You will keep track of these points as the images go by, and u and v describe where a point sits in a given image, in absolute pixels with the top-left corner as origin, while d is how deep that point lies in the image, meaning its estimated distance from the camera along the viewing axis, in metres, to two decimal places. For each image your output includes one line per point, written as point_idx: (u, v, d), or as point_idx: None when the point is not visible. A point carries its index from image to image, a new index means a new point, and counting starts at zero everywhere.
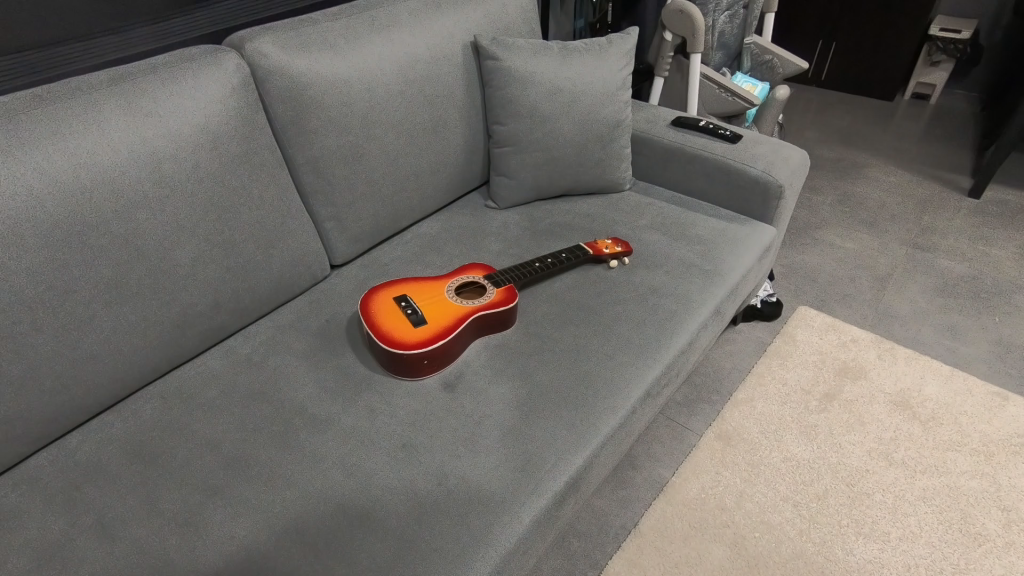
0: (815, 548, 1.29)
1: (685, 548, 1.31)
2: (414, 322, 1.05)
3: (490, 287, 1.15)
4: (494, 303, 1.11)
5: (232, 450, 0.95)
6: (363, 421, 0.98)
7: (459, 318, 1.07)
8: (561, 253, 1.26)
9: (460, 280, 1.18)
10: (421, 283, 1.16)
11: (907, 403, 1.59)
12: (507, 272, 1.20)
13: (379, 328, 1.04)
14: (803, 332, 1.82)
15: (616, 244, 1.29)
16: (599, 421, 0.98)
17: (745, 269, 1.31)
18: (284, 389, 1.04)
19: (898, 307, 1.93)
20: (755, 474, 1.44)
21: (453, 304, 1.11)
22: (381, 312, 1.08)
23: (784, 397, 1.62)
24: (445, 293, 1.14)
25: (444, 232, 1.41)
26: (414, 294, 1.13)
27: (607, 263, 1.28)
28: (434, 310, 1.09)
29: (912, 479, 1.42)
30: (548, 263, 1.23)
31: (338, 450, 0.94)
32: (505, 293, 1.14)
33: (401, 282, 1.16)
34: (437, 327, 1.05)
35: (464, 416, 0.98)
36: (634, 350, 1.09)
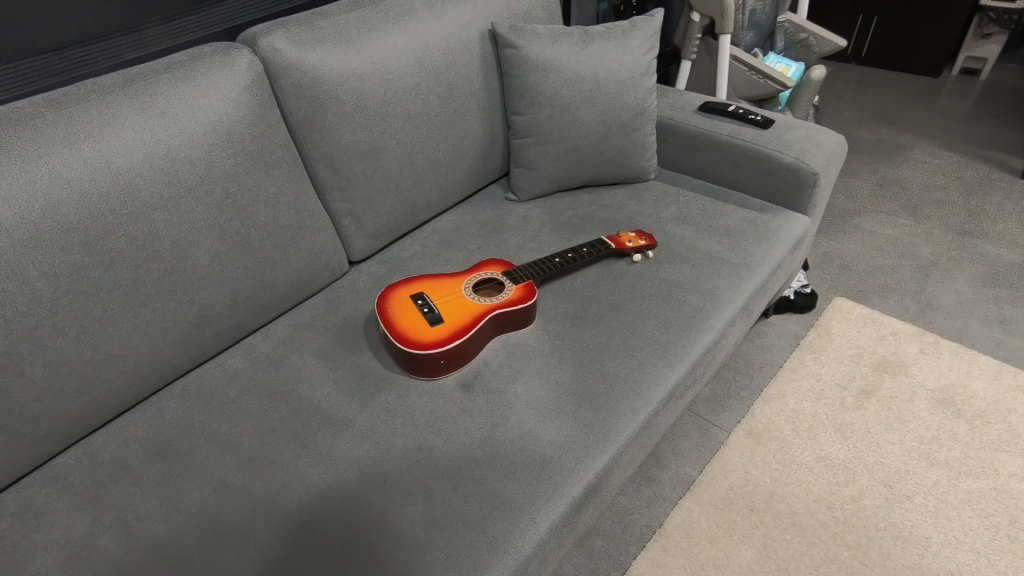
0: (849, 551, 1.24)
1: (713, 549, 1.27)
2: (430, 321, 1.03)
3: (508, 283, 1.12)
4: (512, 301, 1.08)
5: (250, 450, 0.95)
6: (380, 421, 0.97)
7: (476, 317, 1.05)
8: (583, 247, 1.22)
9: (479, 277, 1.15)
10: (438, 281, 1.14)
11: (951, 401, 1.51)
12: (527, 268, 1.17)
13: (395, 327, 1.03)
14: (839, 325, 1.74)
15: (639, 237, 1.25)
16: (620, 424, 0.94)
17: (776, 262, 1.25)
18: (302, 388, 1.04)
19: (942, 298, 1.83)
20: (786, 474, 1.39)
21: (471, 302, 1.08)
22: (397, 310, 1.07)
23: (818, 394, 1.56)
24: (463, 290, 1.11)
25: (462, 226, 1.39)
26: (431, 292, 1.11)
27: (630, 258, 1.24)
28: (451, 309, 1.07)
29: (956, 481, 1.34)
30: (569, 259, 1.20)
31: (355, 451, 0.93)
32: (524, 290, 1.11)
33: (418, 280, 1.14)
34: (454, 326, 1.03)
35: (481, 417, 0.96)
36: (657, 349, 1.05)
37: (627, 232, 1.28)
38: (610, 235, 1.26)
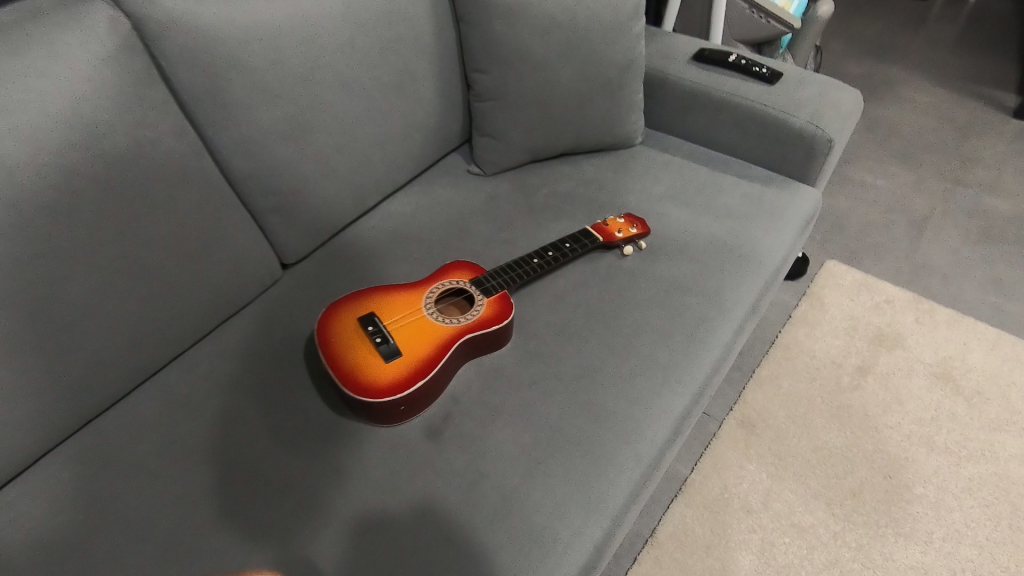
0: (851, 554, 1.17)
1: (709, 558, 1.18)
2: (384, 356, 0.84)
3: (479, 296, 0.93)
4: (485, 322, 0.89)
5: (167, 532, 0.76)
6: (330, 486, 0.79)
7: (443, 345, 0.86)
8: (565, 242, 1.03)
9: (443, 288, 0.95)
10: (392, 295, 0.93)
11: (949, 376, 1.43)
12: (500, 274, 0.97)
13: (341, 367, 0.83)
14: (832, 293, 1.62)
15: (630, 223, 1.06)
16: (622, 474, 0.79)
17: (786, 249, 1.09)
18: (230, 443, 0.84)
19: (936, 257, 1.72)
20: (783, 468, 1.30)
21: (434, 324, 0.89)
22: (343, 341, 0.87)
23: (813, 373, 1.45)
24: (423, 308, 0.92)
25: (418, 212, 1.16)
26: (385, 312, 0.91)
27: (620, 250, 1.05)
28: (411, 335, 0.87)
29: (957, 467, 1.28)
30: (549, 258, 1.00)
31: (299, 524, 0.76)
32: (498, 305, 0.92)
33: (367, 296, 0.93)
34: (415, 360, 0.84)
35: (454, 475, 0.79)
36: (659, 372, 0.89)
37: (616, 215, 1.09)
38: (597, 221, 1.07)
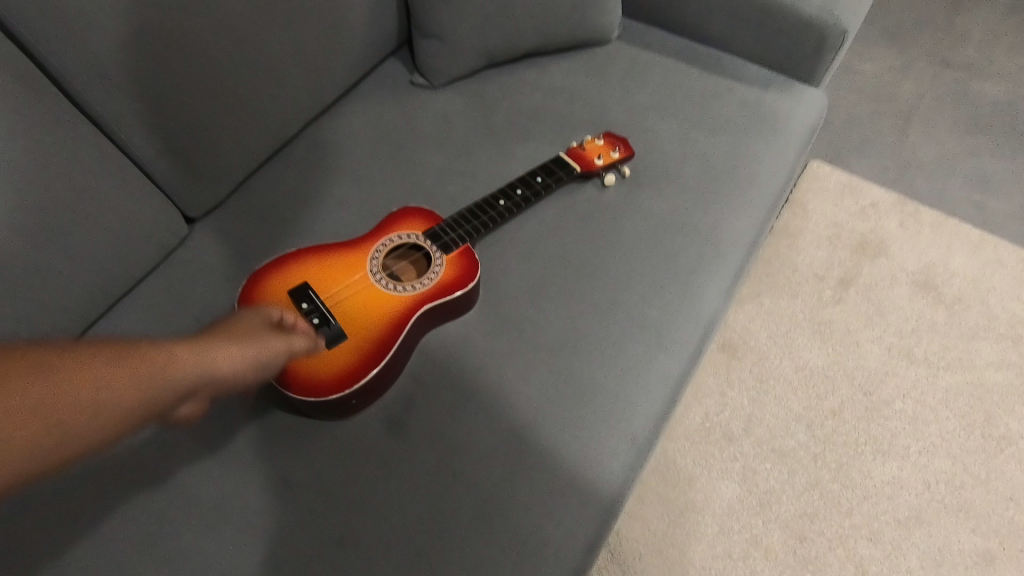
0: (831, 475, 1.17)
1: (691, 490, 1.16)
2: (325, 341, 0.72)
3: (436, 253, 0.82)
4: (445, 287, 0.78)
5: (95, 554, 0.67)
6: (282, 495, 0.70)
7: (397, 321, 0.75)
8: (535, 176, 0.90)
9: (389, 247, 0.82)
10: (328, 262, 0.80)
11: (930, 283, 1.38)
12: (459, 224, 0.84)
13: None
14: (815, 199, 1.51)
15: (611, 145, 0.92)
16: (615, 455, 0.73)
17: (788, 168, 0.95)
18: (155, 446, 0.72)
19: (922, 153, 1.61)
20: (764, 392, 1.26)
21: (384, 295, 0.78)
22: None
23: (795, 289, 1.38)
24: (369, 274, 0.79)
25: (352, 140, 0.96)
26: (321, 285, 0.78)
27: (600, 180, 0.91)
28: (357, 312, 0.76)
29: (935, 378, 1.26)
30: (516, 201, 0.87)
31: (254, 535, 0.68)
32: (459, 264, 0.81)
33: (298, 265, 0.79)
34: (364, 345, 0.73)
35: (425, 470, 0.71)
36: (652, 335, 0.80)
37: (595, 136, 0.93)
38: (572, 146, 0.92)
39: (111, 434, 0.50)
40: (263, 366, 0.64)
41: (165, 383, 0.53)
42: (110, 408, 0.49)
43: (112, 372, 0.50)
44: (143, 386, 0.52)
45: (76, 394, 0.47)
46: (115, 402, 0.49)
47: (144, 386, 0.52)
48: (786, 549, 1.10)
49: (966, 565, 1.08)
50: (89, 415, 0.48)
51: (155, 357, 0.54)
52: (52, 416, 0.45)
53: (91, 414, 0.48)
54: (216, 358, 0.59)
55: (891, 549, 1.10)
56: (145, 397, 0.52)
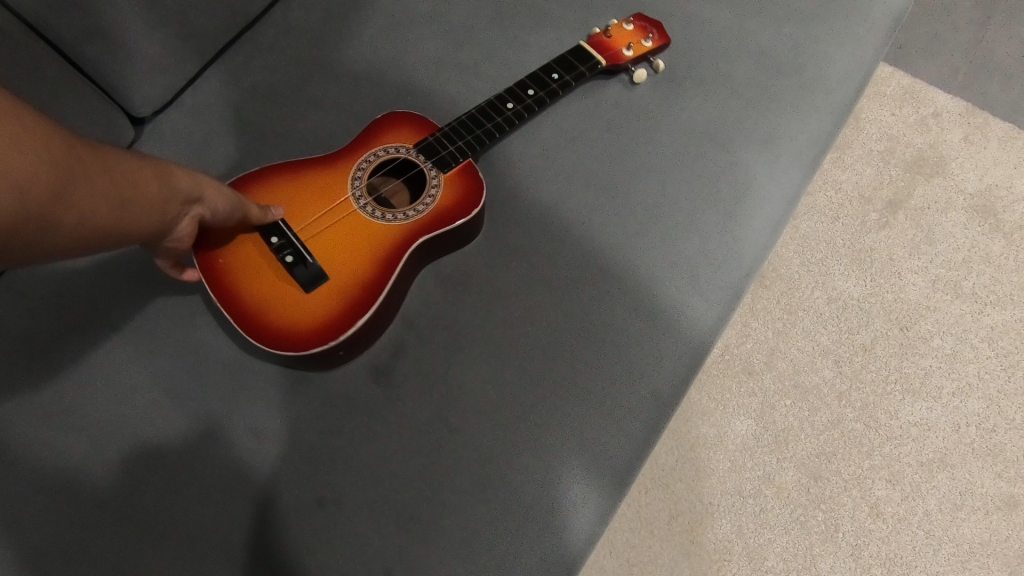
0: (855, 414, 1.09)
1: (705, 425, 1.10)
2: (302, 284, 0.66)
3: (431, 171, 0.72)
4: (444, 213, 0.70)
5: (71, 485, 0.65)
6: (269, 437, 0.67)
7: (385, 258, 0.68)
8: (551, 70, 0.77)
9: (374, 162, 0.74)
10: (304, 184, 0.72)
11: (990, 208, 1.23)
12: (459, 131, 0.74)
13: (248, 306, 0.65)
14: (869, 107, 1.32)
15: (644, 31, 0.78)
16: (632, 414, 0.66)
17: (867, 68, 0.78)
18: (132, 376, 0.70)
19: (1001, 51, 1.37)
20: (791, 325, 1.16)
21: (370, 226, 0.70)
22: (246, 266, 0.67)
23: (836, 212, 1.23)
24: (352, 199, 0.71)
25: (333, 25, 0.83)
26: (294, 215, 0.70)
27: (630, 76, 0.78)
28: (336, 246, 0.69)
29: (980, 315, 1.16)
30: (528, 102, 0.75)
31: (240, 476, 0.66)
32: (459, 184, 0.72)
33: (269, 183, 0.71)
34: (350, 286, 0.67)
35: (416, 416, 0.67)
36: (680, 275, 0.70)
37: (627, 18, 0.80)
38: (597, 33, 0.79)
39: (143, 223, 0.50)
40: (239, 208, 0.63)
41: (177, 186, 0.53)
42: (142, 199, 0.49)
43: (130, 157, 0.50)
44: (162, 191, 0.52)
45: (121, 178, 0.47)
46: (146, 187, 0.50)
47: (161, 182, 0.52)
48: (799, 489, 1.06)
49: (986, 510, 1.03)
50: (133, 191, 0.48)
51: (158, 160, 0.53)
52: (116, 178, 0.46)
53: (137, 191, 0.48)
54: (208, 185, 0.58)
55: (909, 491, 1.05)
56: (163, 194, 0.52)
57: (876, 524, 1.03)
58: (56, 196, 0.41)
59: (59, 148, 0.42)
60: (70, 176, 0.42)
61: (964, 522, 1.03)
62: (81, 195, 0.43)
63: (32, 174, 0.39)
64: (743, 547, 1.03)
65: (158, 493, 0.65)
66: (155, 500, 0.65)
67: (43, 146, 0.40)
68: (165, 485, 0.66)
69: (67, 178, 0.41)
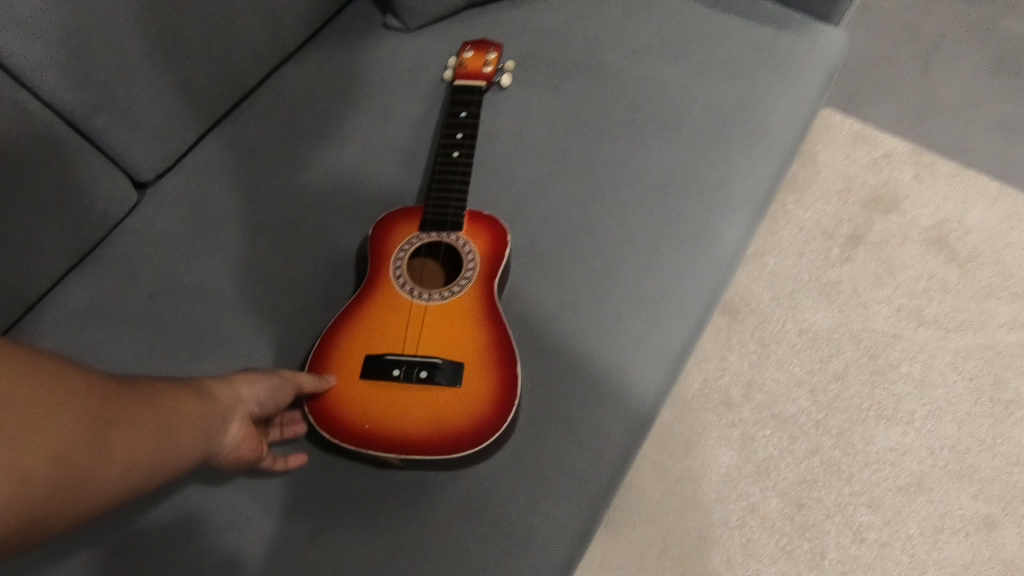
0: (832, 441, 1.13)
1: (688, 458, 1.13)
2: (451, 381, 0.68)
3: (454, 237, 0.77)
4: (489, 261, 0.75)
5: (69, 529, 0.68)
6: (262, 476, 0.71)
7: (490, 316, 0.72)
8: (456, 113, 0.87)
9: (405, 256, 0.78)
10: (374, 318, 0.74)
11: (944, 240, 1.30)
12: (449, 199, 0.80)
13: (417, 432, 0.67)
14: (825, 150, 1.41)
15: (484, 50, 0.90)
16: (608, 442, 0.70)
17: (804, 119, 0.87)
18: None
19: (942, 97, 1.49)
20: (766, 356, 1.20)
21: (447, 305, 0.73)
22: (385, 405, 0.68)
23: (801, 248, 1.30)
24: (433, 300, 0.74)
25: (321, 91, 0.92)
26: (389, 344, 0.72)
27: (497, 83, 0.91)
28: (440, 338, 0.71)
29: (943, 341, 1.21)
30: (466, 145, 0.84)
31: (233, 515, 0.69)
32: (482, 232, 0.78)
33: (337, 345, 0.73)
34: (491, 358, 0.70)
35: None
36: (649, 308, 0.76)
37: (461, 49, 0.91)
38: (453, 72, 0.90)
39: (166, 475, 0.53)
40: (284, 388, 0.67)
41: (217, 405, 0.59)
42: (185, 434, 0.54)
43: (170, 397, 0.55)
44: (204, 417, 0.57)
45: (163, 427, 0.52)
46: (184, 420, 0.55)
47: (195, 409, 0.56)
48: (783, 518, 1.07)
49: (966, 531, 1.06)
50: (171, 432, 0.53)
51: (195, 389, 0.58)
52: (157, 430, 0.52)
53: (179, 431, 0.54)
54: (244, 386, 0.63)
55: (890, 516, 1.07)
56: (193, 431, 0.55)
57: (860, 550, 1.05)
58: (47, 519, 0.44)
59: (60, 464, 0.45)
60: (67, 488, 0.45)
61: (946, 544, 1.05)
62: (80, 503, 0.46)
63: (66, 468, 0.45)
64: None
65: (165, 536, 0.70)
66: (163, 543, 0.70)
67: (65, 460, 0.45)
68: (170, 528, 0.71)
69: (63, 496, 0.45)
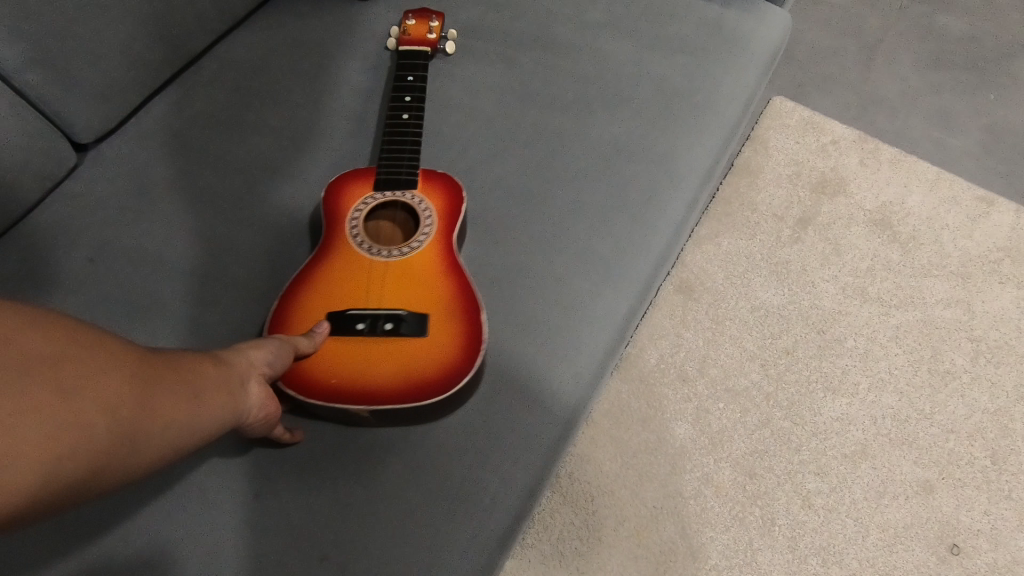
0: (782, 413, 1.16)
1: (644, 431, 1.15)
2: (417, 330, 0.69)
3: (409, 195, 0.77)
4: (448, 216, 0.76)
5: None
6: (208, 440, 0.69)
7: (451, 266, 0.73)
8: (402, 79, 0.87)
9: (359, 218, 0.77)
10: (330, 280, 0.73)
11: (888, 222, 1.36)
12: (400, 159, 0.80)
13: (390, 382, 0.67)
14: (776, 137, 1.46)
15: (426, 18, 0.90)
16: (557, 400, 0.71)
17: (749, 94, 0.89)
18: None
19: (885, 88, 1.55)
20: (719, 333, 1.24)
21: (408, 260, 0.73)
22: (353, 361, 0.68)
23: (753, 229, 1.34)
24: (392, 256, 0.74)
25: (272, 57, 0.91)
26: (350, 302, 0.71)
27: (442, 50, 0.91)
28: (407, 292, 0.71)
29: (886, 317, 1.26)
30: (414, 108, 0.84)
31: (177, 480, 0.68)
32: (439, 189, 0.78)
33: (295, 310, 0.71)
34: (453, 307, 0.71)
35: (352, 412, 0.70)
36: (598, 271, 0.77)
37: (403, 17, 0.91)
38: (396, 40, 0.90)
39: (187, 451, 0.50)
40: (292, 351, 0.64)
41: (238, 370, 0.56)
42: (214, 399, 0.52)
43: (194, 362, 0.52)
44: (230, 382, 0.54)
45: (193, 392, 0.50)
46: (210, 385, 0.52)
47: (220, 373, 0.54)
48: (735, 487, 1.11)
49: (906, 496, 1.11)
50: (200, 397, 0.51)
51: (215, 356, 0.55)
52: (189, 395, 0.49)
53: (207, 395, 0.51)
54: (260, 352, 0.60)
55: (836, 482, 1.11)
56: (222, 395, 0.53)
57: (808, 515, 1.09)
58: (84, 485, 0.42)
59: (102, 433, 0.42)
60: (109, 456, 0.43)
61: (888, 508, 1.10)
62: (111, 473, 0.44)
63: (111, 432, 0.42)
64: (687, 546, 1.07)
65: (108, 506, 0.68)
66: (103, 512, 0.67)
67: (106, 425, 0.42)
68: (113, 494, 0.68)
69: (98, 466, 0.42)
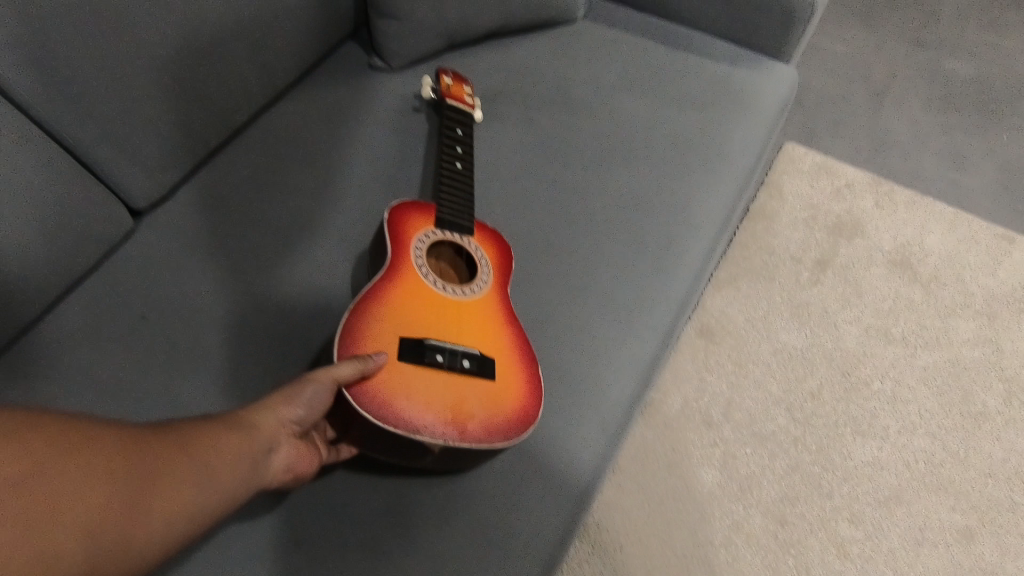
0: (811, 457, 1.15)
1: (671, 477, 1.14)
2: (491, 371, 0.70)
3: (468, 240, 0.80)
4: (501, 266, 0.80)
5: None
6: None
7: (511, 316, 0.77)
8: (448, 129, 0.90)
9: (420, 251, 0.76)
10: (402, 306, 0.70)
11: (907, 263, 1.37)
12: (456, 203, 0.83)
13: (471, 418, 0.66)
14: (790, 181, 1.49)
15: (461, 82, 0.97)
16: (585, 444, 0.73)
17: (756, 149, 0.99)
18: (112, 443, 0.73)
19: (895, 132, 1.59)
20: (743, 376, 1.24)
21: (474, 301, 0.75)
22: (434, 393, 0.65)
23: (772, 272, 1.36)
24: (459, 295, 0.75)
25: (310, 125, 0.98)
26: (426, 332, 0.69)
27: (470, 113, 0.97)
28: (475, 330, 0.72)
29: (912, 358, 1.25)
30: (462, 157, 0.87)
31: None
32: (493, 241, 0.82)
33: (367, 332, 0.66)
34: (514, 353, 0.73)
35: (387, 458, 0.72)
36: (623, 315, 0.81)
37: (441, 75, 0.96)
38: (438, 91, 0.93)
39: (196, 534, 0.49)
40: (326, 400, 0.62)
41: (252, 437, 0.55)
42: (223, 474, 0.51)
43: (200, 436, 0.51)
44: (240, 453, 0.53)
45: (197, 472, 0.49)
46: (218, 461, 0.51)
47: (231, 445, 0.53)
48: (767, 534, 1.08)
49: (947, 543, 1.07)
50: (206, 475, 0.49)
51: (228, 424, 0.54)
52: (192, 476, 0.48)
53: (214, 472, 0.50)
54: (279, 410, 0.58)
55: (872, 530, 1.09)
56: (230, 470, 0.52)
57: (844, 565, 1.06)
58: None
59: (95, 526, 0.41)
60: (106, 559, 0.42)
61: (928, 557, 1.06)
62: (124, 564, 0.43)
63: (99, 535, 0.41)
64: None
65: None
66: None
67: (93, 529, 0.41)
68: None
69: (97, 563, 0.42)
